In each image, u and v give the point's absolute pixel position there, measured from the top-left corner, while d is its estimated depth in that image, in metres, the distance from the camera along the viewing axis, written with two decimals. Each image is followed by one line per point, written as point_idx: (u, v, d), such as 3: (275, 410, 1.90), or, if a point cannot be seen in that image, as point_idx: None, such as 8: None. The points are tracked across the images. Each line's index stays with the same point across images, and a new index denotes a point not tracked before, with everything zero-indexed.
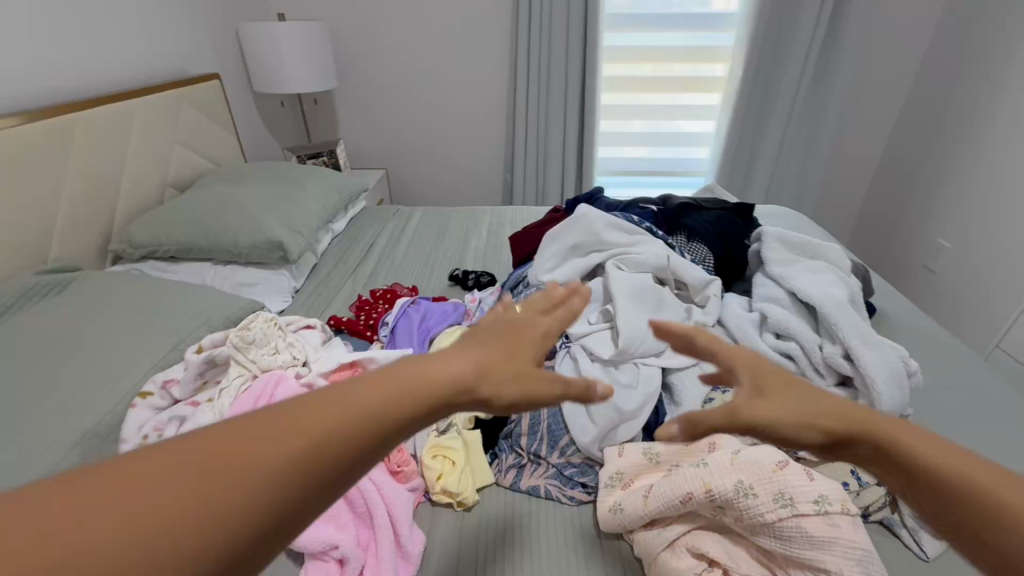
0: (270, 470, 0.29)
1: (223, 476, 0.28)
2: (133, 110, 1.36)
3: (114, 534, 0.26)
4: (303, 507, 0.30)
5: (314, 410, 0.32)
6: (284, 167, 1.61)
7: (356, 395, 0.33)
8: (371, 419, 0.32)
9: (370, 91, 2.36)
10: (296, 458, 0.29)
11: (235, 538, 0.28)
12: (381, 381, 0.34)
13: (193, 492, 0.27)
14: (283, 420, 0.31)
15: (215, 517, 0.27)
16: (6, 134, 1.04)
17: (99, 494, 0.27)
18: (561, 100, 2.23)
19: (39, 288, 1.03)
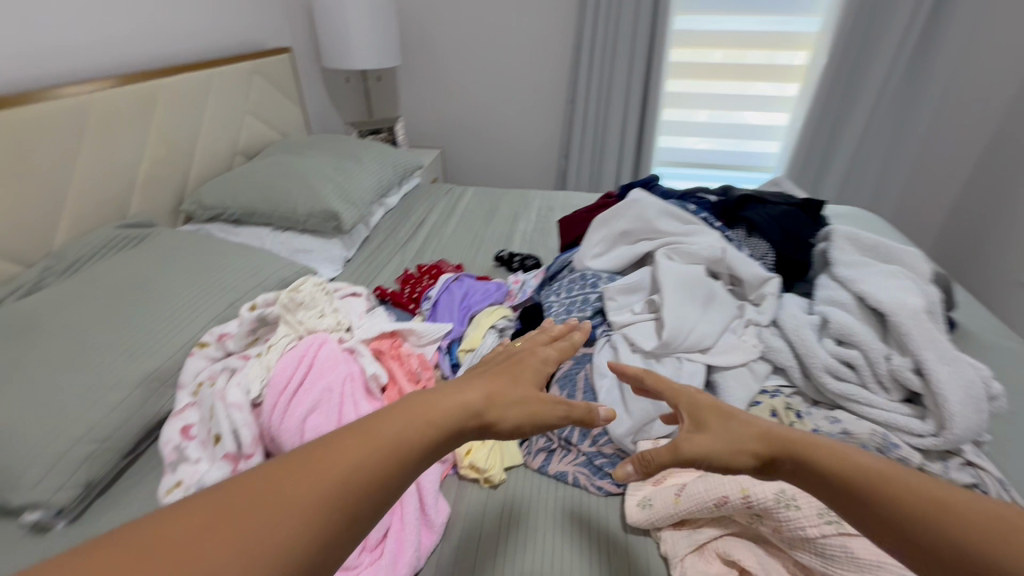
0: (317, 504, 0.32)
1: (287, 496, 0.32)
2: (210, 78, 1.43)
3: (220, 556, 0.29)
4: (345, 531, 0.33)
5: (365, 435, 0.37)
6: (344, 141, 1.65)
7: (394, 419, 0.40)
8: (413, 435, 0.39)
9: (431, 70, 2.37)
10: (363, 470, 0.35)
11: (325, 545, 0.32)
12: (415, 406, 0.41)
13: (285, 508, 0.32)
14: (341, 444, 0.36)
15: (308, 528, 0.31)
16: (97, 95, 1.12)
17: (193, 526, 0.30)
18: (624, 84, 2.16)
19: (118, 240, 1.12)
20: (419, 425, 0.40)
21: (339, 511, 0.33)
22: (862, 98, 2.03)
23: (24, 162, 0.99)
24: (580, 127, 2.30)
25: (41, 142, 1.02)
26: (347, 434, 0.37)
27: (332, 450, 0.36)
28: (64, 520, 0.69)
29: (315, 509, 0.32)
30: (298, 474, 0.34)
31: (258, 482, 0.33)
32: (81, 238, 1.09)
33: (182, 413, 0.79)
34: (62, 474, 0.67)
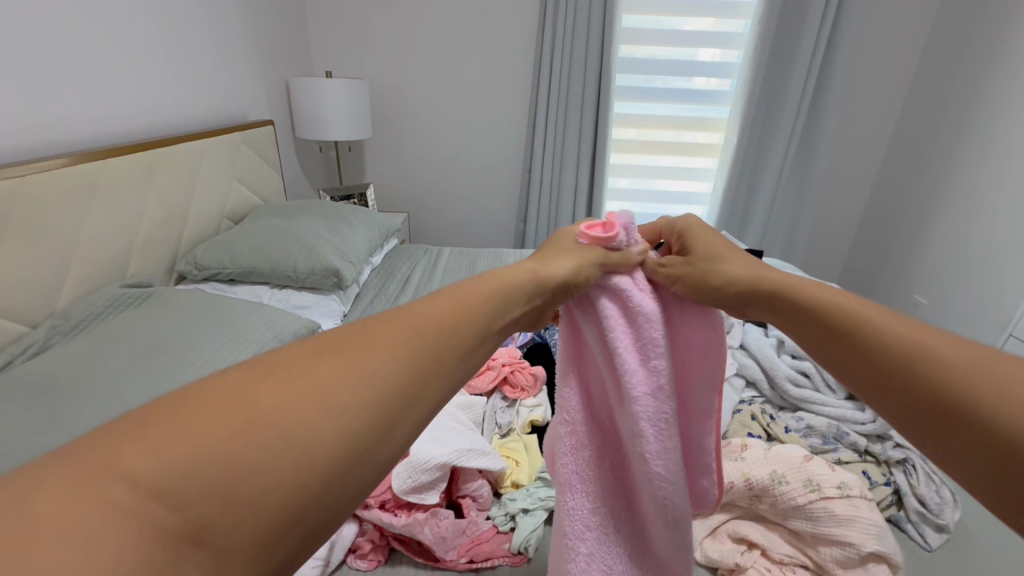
0: (307, 446, 0.27)
1: (335, 371, 0.31)
2: (206, 147, 1.51)
3: (221, 464, 0.25)
4: (345, 465, 0.29)
5: (347, 350, 0.32)
6: (330, 205, 1.76)
7: (382, 332, 0.35)
8: (403, 347, 0.34)
9: (398, 142, 2.58)
10: (346, 414, 0.29)
11: (332, 476, 0.28)
12: (397, 326, 0.36)
13: (245, 431, 0.26)
14: (313, 369, 0.30)
15: (290, 469, 0.26)
16: (107, 163, 1.16)
17: (179, 426, 0.25)
18: (576, 155, 2.46)
19: (125, 298, 1.12)
20: (449, 312, 0.39)
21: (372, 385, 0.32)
22: (766, 170, 2.47)
23: (44, 223, 1.02)
24: (537, 192, 2.55)
25: (63, 203, 1.05)
26: (379, 323, 0.36)
27: (369, 335, 0.34)
28: None
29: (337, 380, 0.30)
30: (305, 372, 0.30)
31: (299, 367, 0.30)
32: (84, 299, 1.09)
33: None
34: None
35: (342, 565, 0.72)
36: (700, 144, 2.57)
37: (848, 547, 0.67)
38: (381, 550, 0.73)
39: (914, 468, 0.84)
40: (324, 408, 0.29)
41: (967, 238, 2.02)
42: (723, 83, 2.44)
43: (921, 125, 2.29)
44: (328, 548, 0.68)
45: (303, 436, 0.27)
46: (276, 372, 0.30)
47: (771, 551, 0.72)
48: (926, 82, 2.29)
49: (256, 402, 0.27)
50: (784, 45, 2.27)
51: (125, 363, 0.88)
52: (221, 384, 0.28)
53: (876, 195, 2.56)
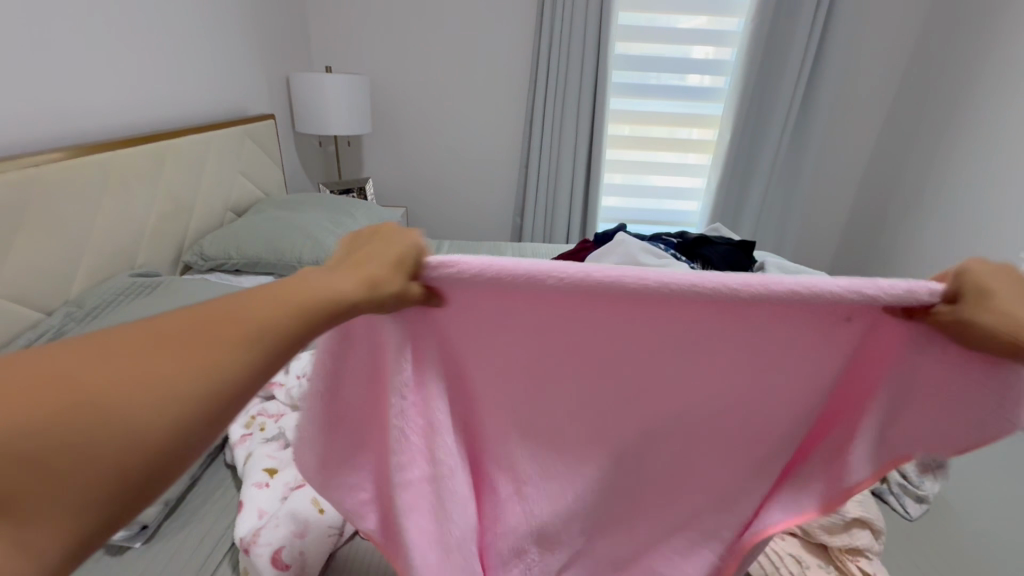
0: (141, 429, 0.30)
1: (165, 358, 0.31)
2: (211, 140, 1.54)
3: (44, 435, 0.27)
4: (179, 444, 0.31)
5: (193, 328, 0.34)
6: (331, 198, 1.78)
7: (236, 314, 0.35)
8: (250, 336, 0.34)
9: (398, 138, 2.61)
10: (176, 397, 0.31)
11: (159, 455, 0.30)
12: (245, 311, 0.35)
13: (68, 410, 0.28)
14: (156, 350, 0.32)
15: (112, 444, 0.29)
16: (116, 155, 1.18)
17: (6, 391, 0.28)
18: (573, 151, 2.50)
19: (136, 287, 1.15)
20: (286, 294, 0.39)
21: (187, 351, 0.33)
22: (758, 166, 2.53)
23: (59, 214, 1.04)
24: (535, 188, 2.59)
25: (77, 194, 1.08)
26: (233, 301, 0.36)
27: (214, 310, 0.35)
28: (142, 538, 0.72)
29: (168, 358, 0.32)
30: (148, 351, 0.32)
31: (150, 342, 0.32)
32: (97, 287, 1.12)
33: (241, 443, 0.84)
34: None
35: (356, 535, 0.76)
36: (696, 140, 2.61)
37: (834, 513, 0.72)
38: None
39: None
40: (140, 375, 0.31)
41: None
42: (719, 80, 2.48)
43: (910, 122, 2.35)
44: (342, 518, 0.72)
45: (127, 418, 0.29)
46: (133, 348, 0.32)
47: None
48: (915, 81, 2.34)
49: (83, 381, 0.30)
50: (778, 43, 2.32)
51: None
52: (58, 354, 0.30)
53: (866, 191, 2.62)
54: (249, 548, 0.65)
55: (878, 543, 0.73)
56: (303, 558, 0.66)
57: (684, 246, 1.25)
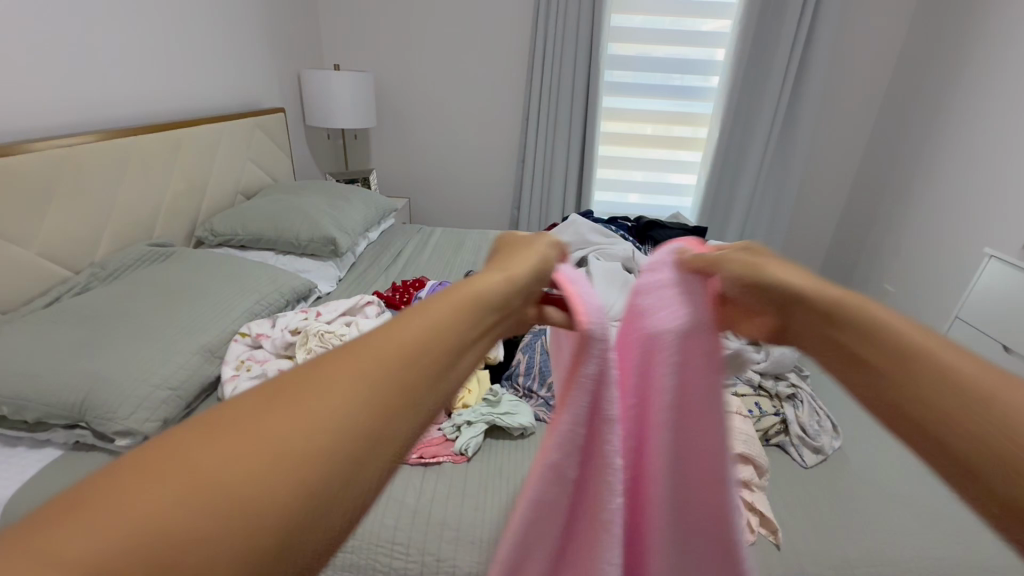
0: (326, 455, 0.25)
1: (311, 401, 0.26)
2: (224, 130, 1.72)
3: (250, 494, 0.23)
4: (373, 472, 0.27)
5: (334, 374, 0.28)
6: (332, 185, 1.94)
7: (369, 355, 0.30)
8: (399, 360, 0.30)
9: (402, 133, 2.77)
10: (360, 427, 0.26)
11: (359, 485, 0.26)
12: (371, 348, 0.30)
13: (253, 462, 0.23)
14: (310, 399, 0.26)
15: (316, 482, 0.24)
16: (139, 139, 1.36)
17: (183, 468, 0.22)
18: (567, 147, 2.62)
19: (152, 254, 1.32)
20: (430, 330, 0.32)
21: (368, 424, 0.27)
22: (746, 163, 2.61)
23: (88, 186, 1.22)
24: (530, 181, 2.72)
25: (104, 170, 1.26)
26: (372, 342, 0.30)
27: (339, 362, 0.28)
28: None
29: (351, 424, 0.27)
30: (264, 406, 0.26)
31: (253, 407, 0.26)
32: (119, 252, 1.30)
33: (231, 380, 1.00)
34: (147, 410, 0.88)
35: None
36: (688, 139, 2.70)
37: None
38: None
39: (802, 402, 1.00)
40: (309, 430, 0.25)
41: (926, 230, 2.14)
42: (710, 80, 2.56)
43: (896, 122, 2.40)
44: None
45: (317, 455, 0.25)
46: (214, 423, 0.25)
47: None
48: (902, 82, 2.39)
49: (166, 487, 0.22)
50: (766, 45, 2.40)
51: (152, 303, 1.09)
52: (207, 430, 0.24)
53: (855, 191, 2.67)
54: None
55: (761, 479, 0.85)
56: None
57: (638, 230, 1.38)
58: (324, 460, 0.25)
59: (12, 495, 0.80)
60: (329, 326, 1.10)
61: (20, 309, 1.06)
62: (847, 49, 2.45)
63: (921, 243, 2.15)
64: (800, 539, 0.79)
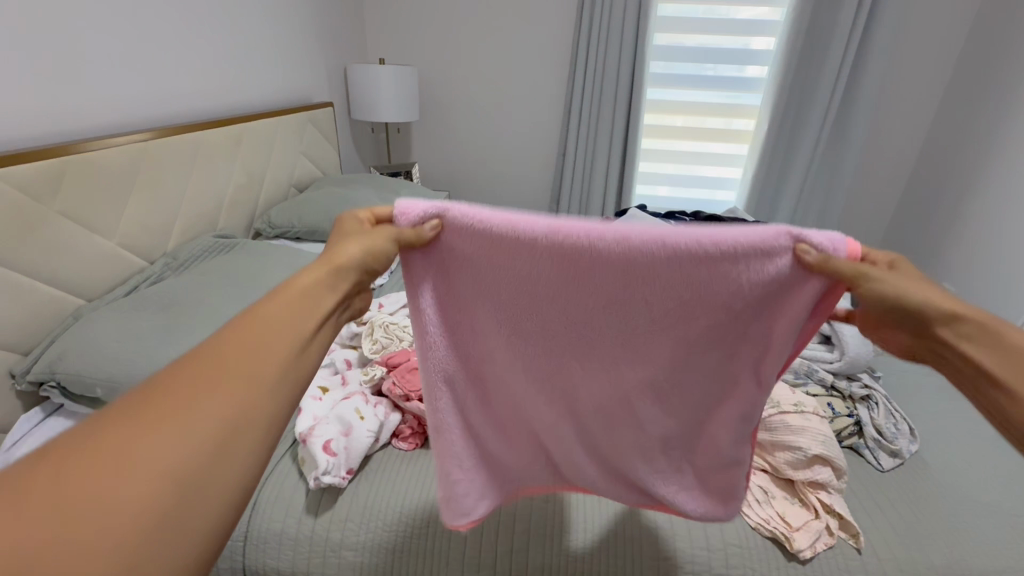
0: (190, 440, 0.35)
1: (170, 411, 0.35)
2: (280, 124, 1.76)
3: (152, 489, 0.32)
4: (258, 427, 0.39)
5: (191, 374, 0.38)
6: (382, 179, 1.98)
7: (235, 355, 0.40)
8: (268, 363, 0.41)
9: (444, 126, 2.79)
10: (229, 416, 0.37)
11: (251, 448, 0.38)
12: (196, 367, 0.38)
13: (168, 441, 0.34)
14: (171, 402, 0.36)
15: (214, 447, 0.36)
16: (203, 134, 1.40)
17: (105, 448, 0.32)
18: (609, 140, 2.58)
19: (220, 246, 1.38)
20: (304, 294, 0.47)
21: (225, 414, 0.37)
22: (796, 156, 2.53)
23: (158, 178, 1.26)
24: (571, 173, 2.70)
25: (171, 163, 1.30)
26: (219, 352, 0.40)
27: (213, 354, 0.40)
28: None
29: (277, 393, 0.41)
30: (195, 382, 0.37)
31: (133, 410, 0.35)
32: (188, 243, 1.35)
33: None
34: None
35: (388, 445, 0.92)
36: (719, 130, 2.64)
37: (798, 450, 0.82)
38: (418, 436, 0.93)
39: (876, 404, 0.97)
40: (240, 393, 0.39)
41: (989, 226, 2.03)
42: (759, 70, 2.48)
43: (960, 112, 2.28)
44: (379, 427, 0.89)
45: (193, 451, 0.35)
46: (139, 399, 0.36)
47: None
48: (969, 68, 2.26)
49: (102, 461, 0.32)
50: (824, 32, 2.30)
51: (226, 293, 1.14)
52: (99, 430, 0.34)
53: (913, 185, 2.55)
54: (307, 438, 0.83)
55: (839, 482, 0.83)
56: (346, 450, 0.83)
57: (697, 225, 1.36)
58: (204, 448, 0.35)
59: None
60: (393, 318, 1.11)
61: (103, 297, 1.11)
62: (911, 35, 2.33)
63: (983, 239, 2.05)
64: (882, 544, 0.77)
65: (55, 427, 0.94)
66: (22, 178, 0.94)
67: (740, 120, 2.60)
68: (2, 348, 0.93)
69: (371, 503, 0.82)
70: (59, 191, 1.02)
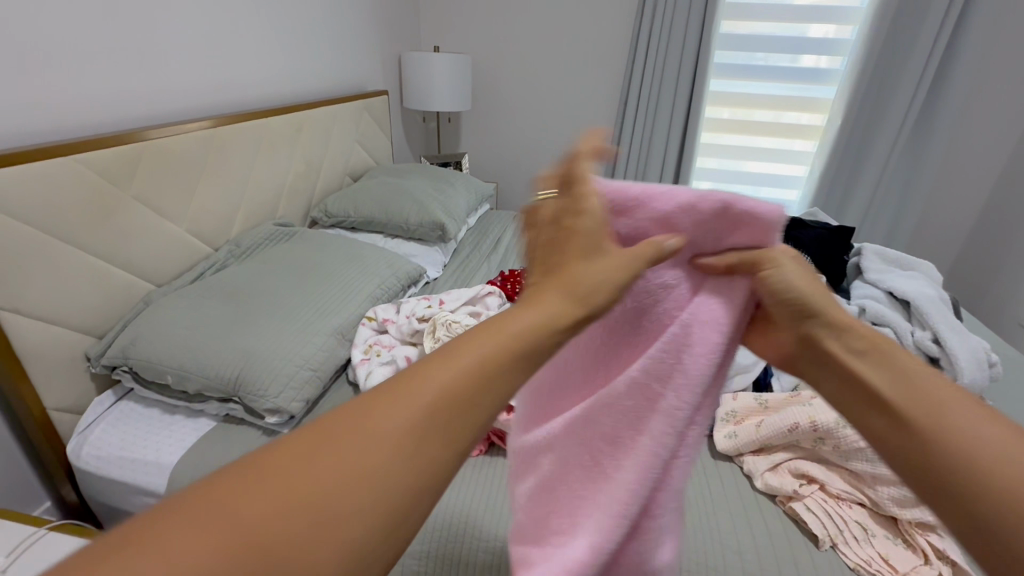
0: (386, 463, 0.31)
1: (362, 428, 0.31)
2: (338, 112, 1.75)
3: (323, 511, 0.28)
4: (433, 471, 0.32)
5: (406, 385, 0.34)
6: (435, 169, 1.95)
7: (431, 374, 0.35)
8: (459, 387, 0.34)
9: (494, 116, 2.73)
10: (411, 448, 0.32)
11: (421, 490, 0.32)
12: (411, 383, 0.34)
13: (352, 470, 0.30)
14: (374, 412, 0.32)
15: (405, 474, 0.31)
16: (267, 122, 1.40)
17: (293, 467, 0.29)
18: (666, 133, 2.47)
19: (279, 234, 1.38)
20: (485, 362, 0.36)
21: (420, 432, 0.32)
22: (870, 154, 2.35)
23: (224, 165, 1.26)
24: (624, 167, 2.60)
25: (237, 150, 1.30)
26: (431, 372, 0.35)
27: (429, 375, 0.35)
28: (289, 426, 0.90)
29: (403, 476, 0.31)
30: (348, 434, 0.31)
31: (353, 419, 0.32)
32: (250, 231, 1.35)
33: (363, 364, 1.01)
34: (294, 389, 0.90)
35: None
36: (768, 123, 2.49)
37: (906, 487, 0.74)
38: (482, 442, 0.90)
39: None
40: (362, 473, 0.30)
41: None
42: (833, 61, 2.32)
43: None
44: None
45: (370, 479, 0.30)
46: (290, 447, 0.30)
47: (830, 487, 0.80)
48: None
49: (291, 481, 0.29)
50: (910, 18, 2.11)
51: (288, 283, 1.13)
52: (292, 445, 0.31)
53: (1002, 188, 2.33)
54: None
55: (952, 524, 0.74)
56: None
57: None
58: (391, 481, 0.30)
59: (177, 463, 0.84)
60: (454, 315, 1.08)
61: (171, 283, 1.12)
62: (1011, 23, 2.11)
63: None
64: None
65: (124, 412, 0.95)
66: (99, 164, 0.95)
67: (790, 113, 2.45)
68: (78, 330, 0.95)
69: (438, 508, 0.80)
70: (134, 176, 1.03)
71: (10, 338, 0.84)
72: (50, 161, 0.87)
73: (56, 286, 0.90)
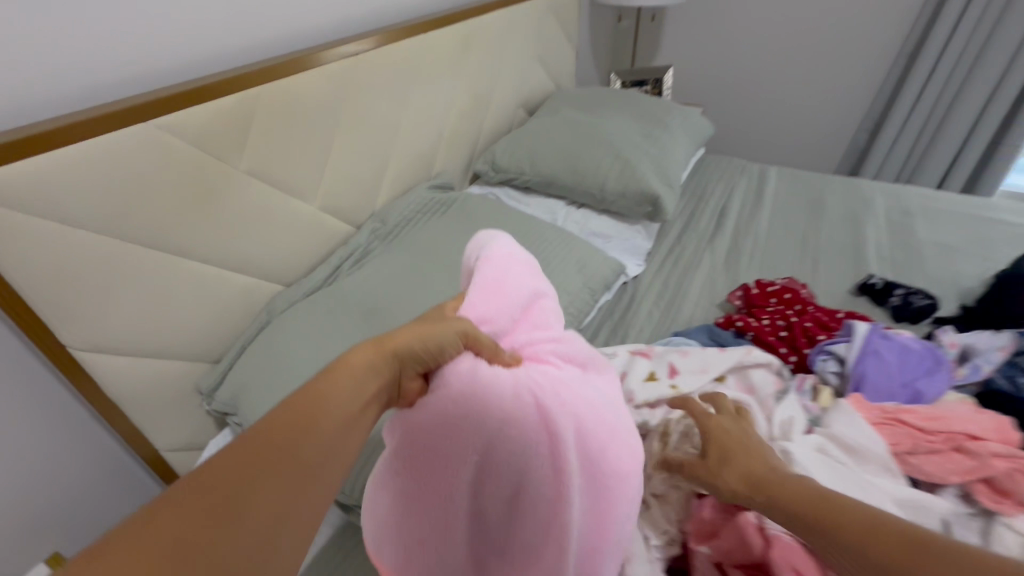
0: (279, 495, 0.31)
1: (272, 456, 0.32)
2: (517, 16, 1.25)
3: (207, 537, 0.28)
4: (311, 502, 0.32)
5: (305, 405, 0.35)
6: (640, 99, 1.38)
7: (322, 406, 0.36)
8: (336, 422, 0.36)
9: (717, 9, 1.96)
10: (310, 480, 0.33)
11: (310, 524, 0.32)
12: (304, 405, 0.35)
13: (241, 484, 0.30)
14: (274, 434, 0.33)
15: (301, 500, 0.32)
16: (424, 39, 0.98)
17: (186, 502, 0.29)
18: (1019, 33, 1.49)
19: (433, 205, 1.02)
20: (357, 391, 0.38)
21: (314, 461, 0.34)
22: None
23: (367, 111, 0.90)
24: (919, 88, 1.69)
25: (384, 87, 0.92)
26: (311, 399, 0.36)
27: (317, 401, 0.36)
28: None
29: (284, 498, 0.31)
30: (238, 463, 0.31)
31: (252, 440, 0.32)
32: (398, 200, 1.01)
33: None
34: None
35: None
36: None
37: None
38: None
39: None
40: (278, 498, 0.31)
41: None
42: None
43: None
44: None
45: (271, 502, 0.31)
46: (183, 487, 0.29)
47: None
48: None
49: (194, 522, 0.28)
50: None
51: None
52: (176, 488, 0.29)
53: None
54: None
55: None
56: None
57: None
58: (306, 502, 0.32)
59: None
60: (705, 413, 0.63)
61: (299, 283, 0.84)
62: None
63: None
64: None
65: None
66: (191, 130, 0.64)
67: None
68: (186, 358, 0.72)
69: None
70: (246, 138, 0.71)
71: (97, 382, 0.64)
72: (121, 133, 0.57)
73: (150, 308, 0.65)
